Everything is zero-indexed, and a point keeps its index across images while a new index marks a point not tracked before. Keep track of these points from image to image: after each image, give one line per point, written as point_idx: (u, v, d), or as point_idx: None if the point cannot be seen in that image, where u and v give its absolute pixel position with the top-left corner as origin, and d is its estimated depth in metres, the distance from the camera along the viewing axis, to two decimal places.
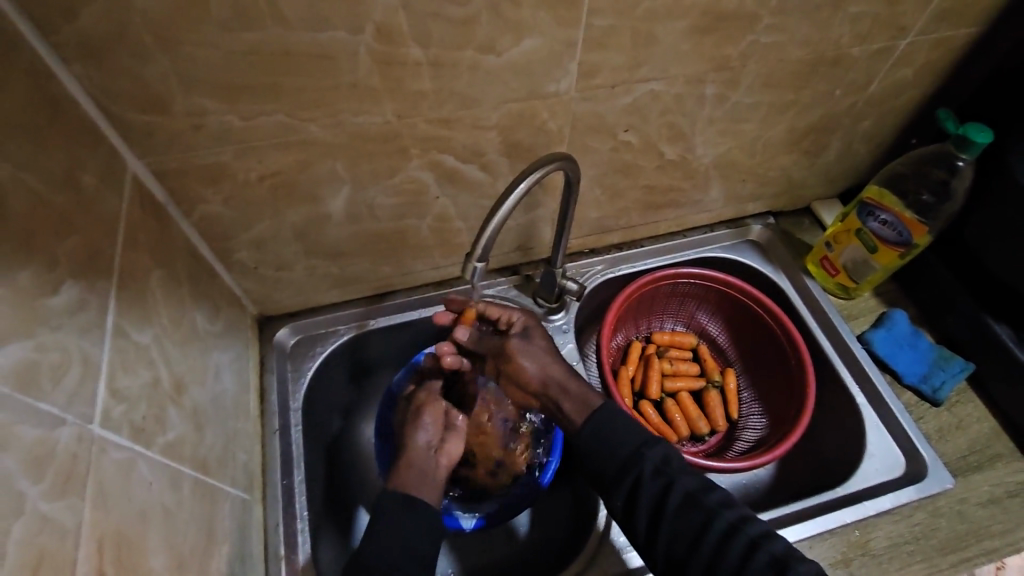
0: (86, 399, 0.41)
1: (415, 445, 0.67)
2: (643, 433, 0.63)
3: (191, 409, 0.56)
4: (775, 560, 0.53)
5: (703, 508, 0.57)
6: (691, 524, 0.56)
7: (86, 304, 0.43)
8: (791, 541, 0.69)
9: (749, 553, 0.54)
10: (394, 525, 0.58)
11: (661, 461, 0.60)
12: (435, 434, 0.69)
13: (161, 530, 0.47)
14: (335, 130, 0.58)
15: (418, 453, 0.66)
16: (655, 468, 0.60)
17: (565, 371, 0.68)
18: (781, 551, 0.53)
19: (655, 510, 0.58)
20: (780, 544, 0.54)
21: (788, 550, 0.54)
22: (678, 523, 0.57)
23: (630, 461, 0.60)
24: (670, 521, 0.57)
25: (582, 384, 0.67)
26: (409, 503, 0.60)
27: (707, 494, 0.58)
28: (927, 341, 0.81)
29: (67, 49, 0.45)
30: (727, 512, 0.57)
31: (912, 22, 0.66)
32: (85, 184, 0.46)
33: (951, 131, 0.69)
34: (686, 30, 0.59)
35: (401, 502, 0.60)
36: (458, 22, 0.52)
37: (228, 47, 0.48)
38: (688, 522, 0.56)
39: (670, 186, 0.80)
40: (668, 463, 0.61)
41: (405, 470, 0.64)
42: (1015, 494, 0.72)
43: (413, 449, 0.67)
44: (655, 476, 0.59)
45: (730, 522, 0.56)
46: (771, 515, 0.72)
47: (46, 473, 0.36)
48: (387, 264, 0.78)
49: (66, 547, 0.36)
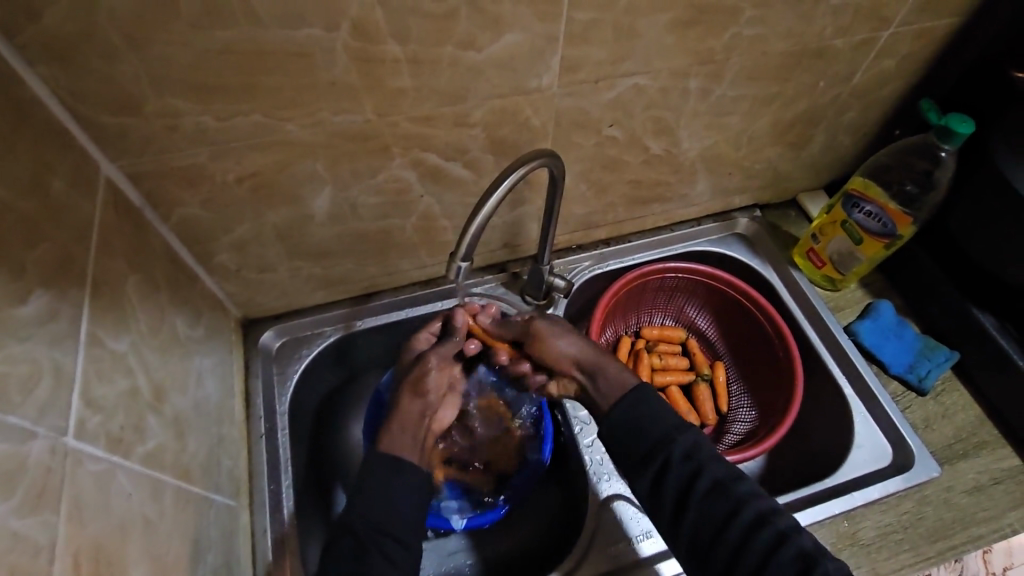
0: (60, 410, 0.40)
1: (408, 410, 0.65)
2: (655, 428, 0.64)
3: (172, 417, 0.55)
4: (801, 554, 0.55)
5: (731, 496, 0.59)
6: (719, 508, 0.59)
7: (56, 314, 0.42)
8: (804, 526, 0.69)
9: (776, 542, 0.56)
10: (385, 487, 0.58)
11: (691, 447, 0.62)
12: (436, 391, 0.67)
13: (141, 542, 0.45)
14: (314, 129, 0.57)
15: (413, 415, 0.65)
16: (685, 451, 0.62)
17: (596, 354, 0.68)
18: (808, 546, 0.56)
19: (684, 495, 0.60)
20: (806, 540, 0.57)
21: (815, 547, 0.56)
22: (708, 506, 0.59)
23: (659, 446, 0.62)
24: (699, 503, 0.59)
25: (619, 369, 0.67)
26: (397, 466, 0.59)
27: (735, 484, 0.60)
28: (912, 331, 0.82)
29: (33, 49, 0.44)
30: (756, 501, 0.59)
31: (894, 14, 0.66)
32: (54, 189, 0.45)
33: (933, 122, 0.69)
34: (669, 24, 0.59)
35: (391, 464, 0.59)
36: (438, 18, 0.51)
37: (202, 46, 0.47)
38: (716, 506, 0.59)
39: (658, 180, 0.80)
40: (700, 449, 0.62)
41: (399, 430, 0.63)
42: (999, 480, 0.73)
43: (411, 411, 0.65)
44: (683, 461, 0.61)
45: (758, 511, 0.58)
46: (788, 498, 0.73)
47: (18, 488, 0.35)
48: (373, 263, 0.76)
49: (39, 562, 0.35)
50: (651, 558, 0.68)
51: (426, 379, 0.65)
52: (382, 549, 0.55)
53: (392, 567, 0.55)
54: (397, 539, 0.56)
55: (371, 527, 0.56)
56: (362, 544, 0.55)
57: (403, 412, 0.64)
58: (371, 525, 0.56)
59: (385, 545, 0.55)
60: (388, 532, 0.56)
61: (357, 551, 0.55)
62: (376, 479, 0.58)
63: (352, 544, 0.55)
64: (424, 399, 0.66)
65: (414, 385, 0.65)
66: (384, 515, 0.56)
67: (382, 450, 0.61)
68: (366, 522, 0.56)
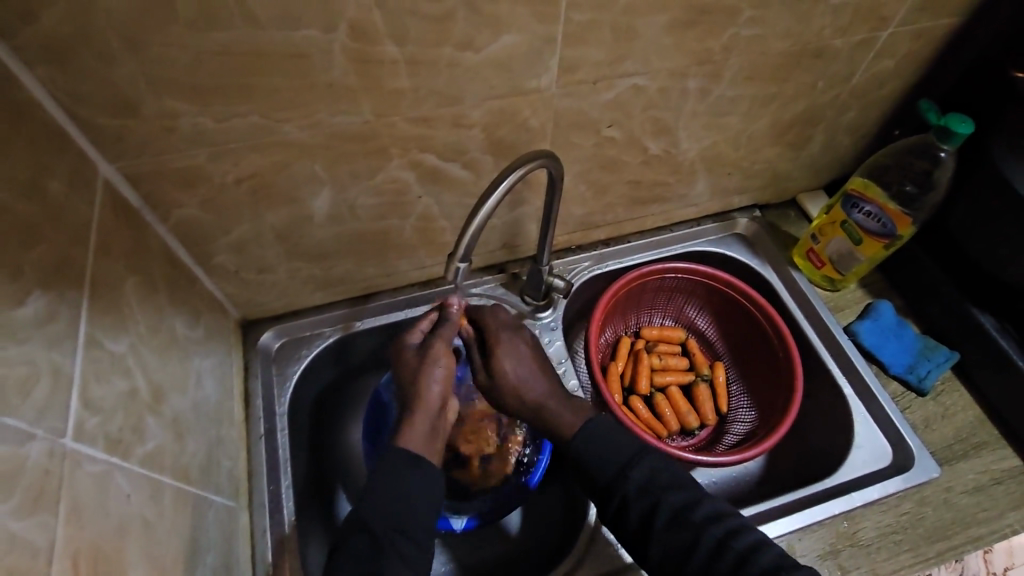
0: (59, 412, 0.40)
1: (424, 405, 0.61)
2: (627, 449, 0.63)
3: (171, 419, 0.55)
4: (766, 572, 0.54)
5: (690, 524, 0.57)
6: (679, 538, 0.57)
7: (55, 316, 0.42)
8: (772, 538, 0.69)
9: (739, 566, 0.54)
10: (401, 483, 0.57)
11: (645, 479, 0.60)
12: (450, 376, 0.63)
13: (140, 543, 0.46)
14: (313, 131, 0.57)
15: (431, 403, 0.61)
16: (640, 485, 0.60)
17: (546, 395, 0.67)
18: (770, 567, 0.54)
19: (644, 524, 0.59)
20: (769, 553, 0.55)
21: (777, 563, 0.54)
22: (670, 536, 0.57)
23: (616, 481, 0.61)
24: (660, 534, 0.58)
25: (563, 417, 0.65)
26: (416, 462, 0.58)
27: (692, 511, 0.58)
28: (912, 332, 0.82)
29: (31, 51, 0.44)
30: (715, 527, 0.57)
31: (893, 13, 0.66)
32: (53, 191, 0.45)
33: (932, 122, 0.69)
34: (668, 24, 0.59)
35: (411, 459, 0.58)
36: (436, 19, 0.51)
37: (201, 48, 0.47)
38: (677, 536, 0.57)
39: (656, 181, 0.80)
40: (655, 480, 0.60)
41: (417, 422, 0.60)
42: (999, 480, 0.73)
43: (430, 399, 0.61)
44: (641, 495, 0.60)
45: (717, 537, 0.56)
46: (753, 511, 0.71)
47: (16, 490, 0.35)
48: (372, 264, 0.77)
49: (38, 564, 0.35)
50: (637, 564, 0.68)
51: (440, 363, 0.62)
52: (397, 549, 0.55)
53: (405, 566, 0.55)
54: (410, 535, 0.56)
55: (387, 526, 0.55)
56: (377, 542, 0.55)
57: (422, 400, 0.61)
58: (384, 521, 0.55)
59: (399, 542, 0.55)
60: (403, 531, 0.56)
61: (370, 551, 0.54)
62: (391, 471, 0.57)
63: (364, 539, 0.55)
64: (438, 393, 0.62)
65: (432, 371, 0.62)
66: (400, 511, 0.56)
67: (399, 444, 0.59)
68: (382, 519, 0.55)
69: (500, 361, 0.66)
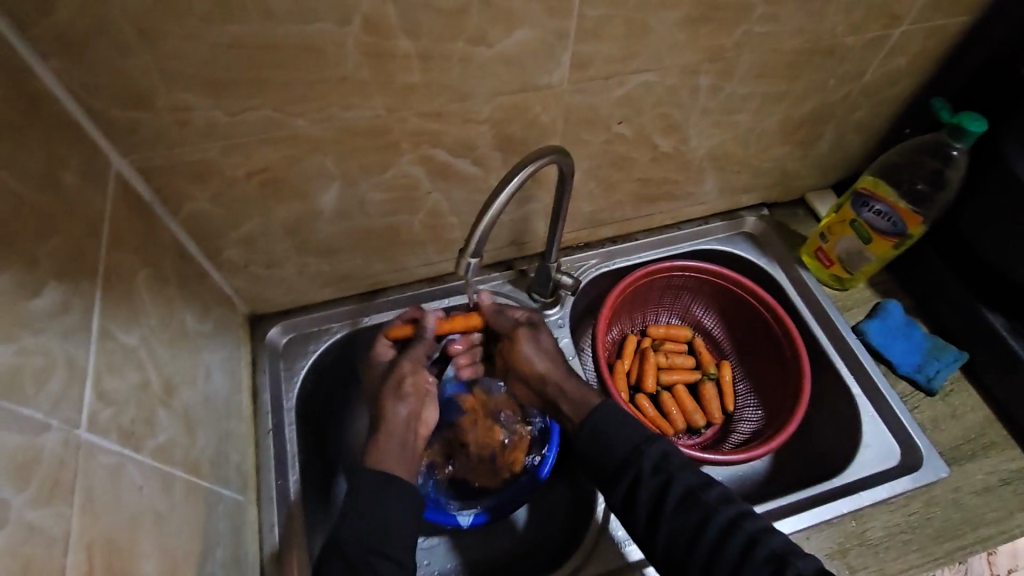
0: (73, 404, 0.40)
1: (394, 417, 0.67)
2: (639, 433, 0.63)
3: (181, 412, 0.55)
4: (772, 557, 0.54)
5: (702, 504, 0.58)
6: (688, 520, 0.57)
7: (70, 307, 0.42)
8: (784, 533, 0.69)
9: (746, 550, 0.55)
10: (377, 501, 0.59)
11: (660, 457, 0.61)
12: (418, 405, 0.69)
13: (154, 536, 0.46)
14: (325, 125, 0.57)
15: (394, 424, 0.67)
16: (655, 463, 0.61)
17: (562, 376, 0.70)
18: (780, 549, 0.54)
19: (655, 507, 0.59)
20: (776, 540, 0.55)
21: (788, 547, 0.55)
22: (678, 519, 0.58)
23: (631, 457, 0.61)
24: (669, 517, 0.58)
25: (583, 387, 0.69)
26: (388, 481, 0.61)
27: (705, 492, 0.59)
28: (921, 332, 0.81)
29: (45, 41, 0.44)
30: (726, 508, 0.57)
31: (905, 11, 0.66)
32: (67, 183, 0.45)
33: (945, 120, 0.68)
34: (681, 20, 0.59)
35: (383, 479, 0.61)
36: (449, 14, 0.51)
37: (214, 40, 0.47)
38: (687, 518, 0.57)
39: (665, 178, 0.80)
40: (668, 459, 0.61)
41: (385, 442, 0.65)
42: (1008, 481, 0.73)
43: (397, 424, 0.67)
44: (654, 472, 0.60)
45: (728, 518, 0.57)
46: (765, 508, 0.72)
47: (32, 479, 0.35)
48: (380, 260, 0.77)
49: (54, 556, 0.35)
50: (639, 563, 0.67)
51: (405, 384, 0.69)
52: (372, 569, 0.55)
53: None
54: (387, 555, 0.56)
55: (360, 547, 0.56)
56: (351, 566, 0.56)
57: (388, 422, 0.67)
58: (364, 545, 0.56)
59: (376, 562, 0.56)
60: (381, 552, 0.56)
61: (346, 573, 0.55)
62: (368, 491, 0.60)
63: (341, 568, 0.56)
64: (409, 404, 0.68)
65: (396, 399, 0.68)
66: (376, 534, 0.57)
67: (369, 464, 0.63)
68: (355, 542, 0.56)
69: (547, 337, 0.73)
